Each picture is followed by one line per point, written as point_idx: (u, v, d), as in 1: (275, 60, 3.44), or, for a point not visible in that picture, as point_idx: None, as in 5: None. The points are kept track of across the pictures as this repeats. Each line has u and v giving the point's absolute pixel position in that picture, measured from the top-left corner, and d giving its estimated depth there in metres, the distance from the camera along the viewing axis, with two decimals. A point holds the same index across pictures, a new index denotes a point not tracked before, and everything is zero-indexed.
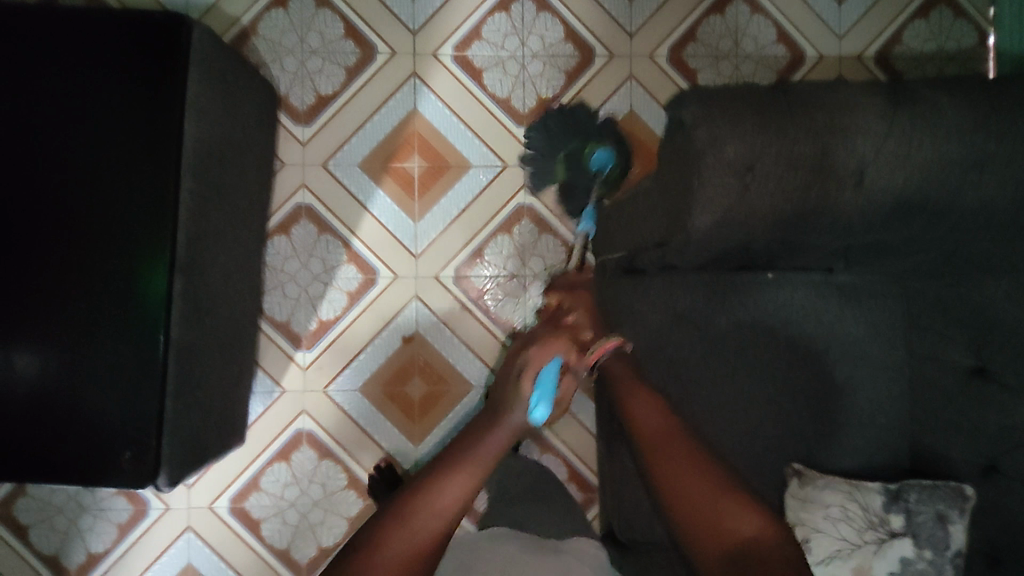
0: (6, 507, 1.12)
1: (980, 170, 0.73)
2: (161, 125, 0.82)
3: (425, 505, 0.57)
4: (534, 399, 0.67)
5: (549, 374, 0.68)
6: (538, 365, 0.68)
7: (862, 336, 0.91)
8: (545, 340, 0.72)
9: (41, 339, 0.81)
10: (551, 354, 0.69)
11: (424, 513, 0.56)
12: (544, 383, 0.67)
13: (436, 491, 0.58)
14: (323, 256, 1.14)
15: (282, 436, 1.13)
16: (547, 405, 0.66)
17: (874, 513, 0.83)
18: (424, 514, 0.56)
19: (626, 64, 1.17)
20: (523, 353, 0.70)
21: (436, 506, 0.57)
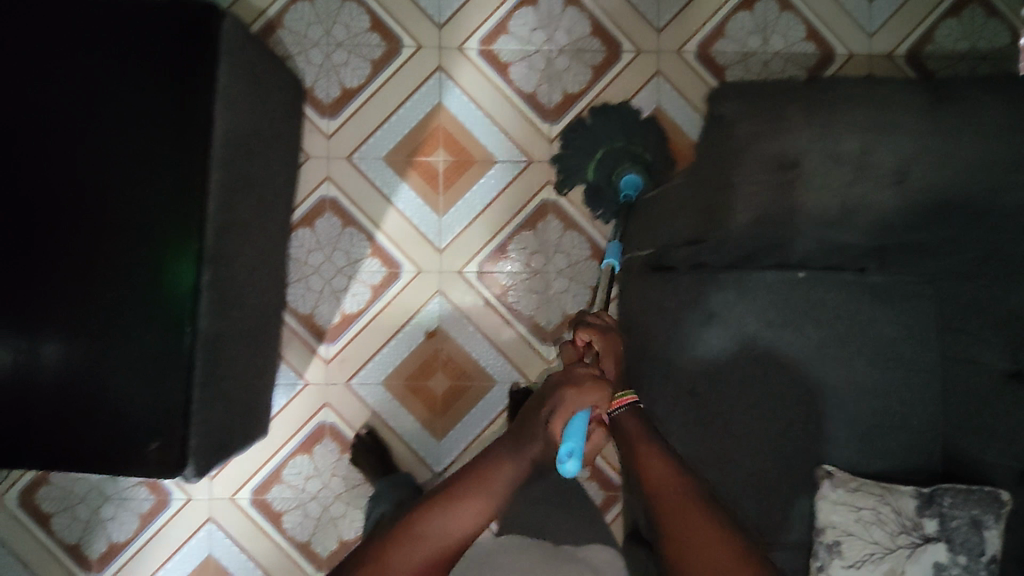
0: (29, 495, 1.13)
1: None
2: (191, 113, 0.81)
3: (430, 530, 0.59)
4: (564, 453, 0.65)
5: (579, 426, 0.67)
6: (568, 415, 0.67)
7: (896, 338, 0.89)
8: (580, 384, 0.70)
9: (70, 328, 0.81)
10: (582, 405, 0.68)
11: (429, 536, 0.58)
12: (575, 437, 0.66)
13: (441, 514, 0.60)
14: (347, 249, 1.14)
15: (304, 428, 1.13)
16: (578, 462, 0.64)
17: (908, 517, 0.82)
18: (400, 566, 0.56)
19: (654, 60, 1.16)
20: (555, 394, 0.69)
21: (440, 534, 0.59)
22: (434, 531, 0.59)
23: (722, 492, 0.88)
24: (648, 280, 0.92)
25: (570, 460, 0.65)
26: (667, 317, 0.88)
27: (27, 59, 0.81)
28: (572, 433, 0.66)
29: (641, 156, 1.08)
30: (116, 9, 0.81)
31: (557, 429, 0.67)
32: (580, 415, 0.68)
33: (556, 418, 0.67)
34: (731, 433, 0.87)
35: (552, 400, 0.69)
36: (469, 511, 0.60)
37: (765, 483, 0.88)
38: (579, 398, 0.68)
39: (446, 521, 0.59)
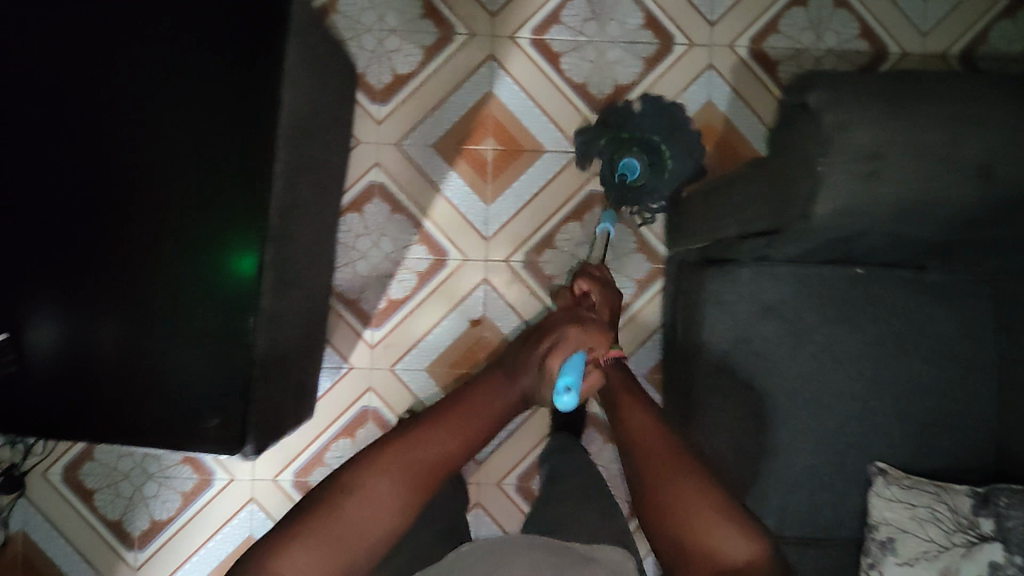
0: (73, 470, 1.14)
1: None
2: (258, 90, 0.81)
3: (402, 464, 0.57)
4: (562, 386, 0.64)
5: (575, 364, 0.65)
6: (569, 350, 0.65)
7: (954, 337, 0.88)
8: (580, 329, 0.68)
9: (135, 303, 0.82)
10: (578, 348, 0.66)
11: (388, 481, 0.57)
12: (571, 372, 0.65)
13: (399, 456, 0.58)
14: (394, 235, 1.14)
15: (348, 412, 1.14)
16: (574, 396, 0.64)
17: (963, 516, 0.82)
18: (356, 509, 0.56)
19: (706, 54, 1.16)
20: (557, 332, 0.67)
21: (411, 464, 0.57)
22: (405, 463, 0.57)
23: (773, 485, 0.88)
24: (703, 271, 0.91)
25: (564, 393, 0.64)
26: (724, 309, 0.88)
27: (103, 39, 0.82)
28: (569, 370, 0.65)
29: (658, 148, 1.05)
30: None
31: (553, 365, 0.64)
32: (575, 356, 0.66)
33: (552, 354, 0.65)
34: (784, 427, 0.87)
35: (554, 336, 0.67)
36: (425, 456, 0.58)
37: (817, 477, 0.88)
38: (577, 340, 0.67)
39: (421, 453, 0.58)
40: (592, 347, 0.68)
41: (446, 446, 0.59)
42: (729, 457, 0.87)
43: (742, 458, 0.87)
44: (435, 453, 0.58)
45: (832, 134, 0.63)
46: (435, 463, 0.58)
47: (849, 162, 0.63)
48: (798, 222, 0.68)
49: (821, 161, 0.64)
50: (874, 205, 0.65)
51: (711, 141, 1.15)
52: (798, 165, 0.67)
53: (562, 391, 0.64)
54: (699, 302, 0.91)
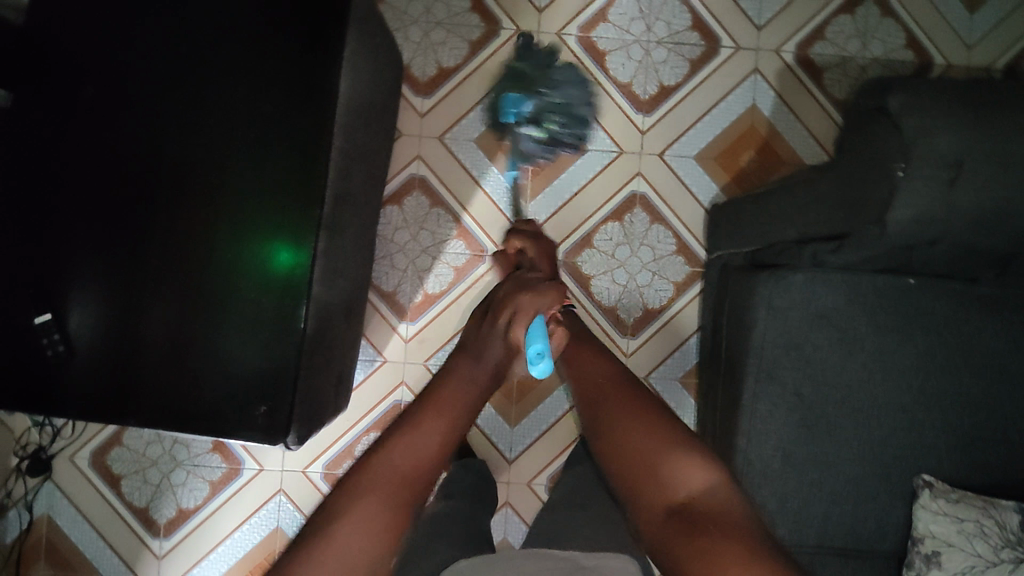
0: (101, 455, 1.13)
1: None
2: (319, 82, 0.82)
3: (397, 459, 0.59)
4: (533, 355, 0.72)
5: (537, 329, 0.73)
6: (528, 317, 0.73)
7: (1004, 351, 0.87)
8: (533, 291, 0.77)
9: (187, 288, 0.83)
10: (537, 309, 0.75)
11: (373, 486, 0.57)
12: (538, 339, 0.72)
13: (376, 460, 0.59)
14: (433, 229, 1.13)
15: (380, 406, 1.13)
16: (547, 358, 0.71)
17: (1012, 532, 0.81)
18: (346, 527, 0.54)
19: (752, 57, 1.15)
20: (513, 300, 0.75)
21: (405, 457, 0.59)
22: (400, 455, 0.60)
23: (818, 493, 0.87)
24: (753, 275, 0.90)
25: (537, 357, 0.72)
26: (775, 314, 0.86)
27: (168, 23, 0.83)
28: (533, 336, 0.73)
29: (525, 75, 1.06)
30: None
31: (517, 334, 0.72)
32: (534, 319, 0.74)
33: (517, 325, 0.73)
34: (830, 436, 0.87)
35: (510, 306, 0.74)
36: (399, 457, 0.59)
37: (861, 488, 0.88)
38: (531, 304, 0.75)
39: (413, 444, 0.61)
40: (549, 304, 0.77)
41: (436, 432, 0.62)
42: (775, 464, 0.87)
43: (788, 465, 0.87)
44: (427, 441, 0.61)
45: (912, 139, 0.63)
46: (428, 450, 0.61)
47: (929, 169, 0.63)
48: (872, 228, 0.69)
49: (901, 167, 0.64)
50: (951, 214, 0.65)
51: (754, 145, 1.14)
52: (873, 170, 0.68)
53: (535, 355, 0.72)
54: (748, 307, 0.90)
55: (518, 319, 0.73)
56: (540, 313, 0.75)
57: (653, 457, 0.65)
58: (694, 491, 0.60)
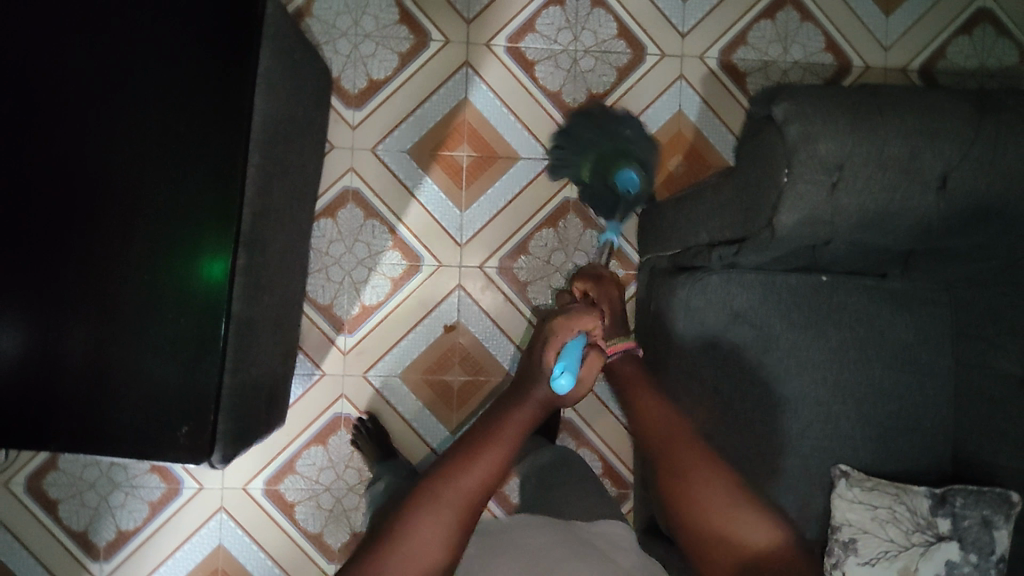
0: (37, 481, 1.12)
1: None
2: (234, 101, 0.83)
3: (454, 495, 0.57)
4: (556, 369, 0.65)
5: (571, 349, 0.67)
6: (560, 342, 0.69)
7: (911, 342, 0.91)
8: (573, 316, 0.74)
9: (104, 310, 0.82)
10: (574, 330, 0.71)
11: (445, 499, 0.57)
12: (566, 357, 0.66)
13: (452, 474, 0.58)
14: (368, 241, 1.14)
15: (320, 419, 1.13)
16: (571, 375, 0.64)
17: (922, 516, 0.85)
18: (422, 534, 0.56)
19: (677, 64, 1.17)
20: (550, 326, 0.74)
21: (459, 494, 0.57)
22: (456, 492, 0.58)
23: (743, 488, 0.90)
24: (674, 278, 0.92)
25: (560, 375, 0.65)
26: (692, 315, 0.89)
27: (78, 43, 0.82)
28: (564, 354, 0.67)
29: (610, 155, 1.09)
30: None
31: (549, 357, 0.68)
32: (572, 337, 0.71)
33: (547, 350, 0.69)
34: (750, 433, 0.89)
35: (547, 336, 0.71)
36: (475, 473, 0.58)
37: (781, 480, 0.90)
38: (569, 328, 0.71)
39: (469, 476, 0.58)
40: (589, 327, 0.74)
41: (485, 468, 0.59)
42: None
43: None
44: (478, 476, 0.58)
45: (797, 145, 0.65)
46: (494, 463, 0.59)
47: (811, 174, 0.66)
48: (765, 231, 0.71)
49: (786, 173, 0.66)
50: (836, 214, 0.68)
51: (682, 150, 1.17)
52: (766, 175, 0.70)
53: (558, 374, 0.65)
54: (669, 310, 0.92)
55: (548, 342, 0.69)
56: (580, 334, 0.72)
57: (710, 500, 0.68)
58: (758, 547, 0.64)
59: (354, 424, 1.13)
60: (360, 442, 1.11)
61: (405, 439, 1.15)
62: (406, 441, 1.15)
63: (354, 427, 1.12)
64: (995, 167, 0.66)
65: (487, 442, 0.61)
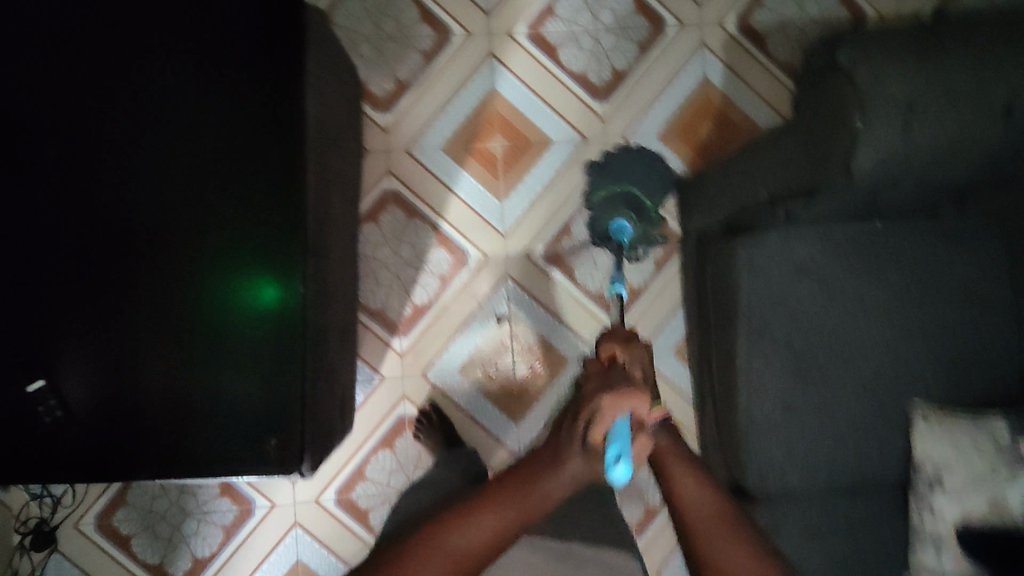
0: (107, 518, 1.10)
1: None
2: (287, 110, 0.83)
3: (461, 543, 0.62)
4: (612, 457, 0.63)
5: (624, 428, 0.65)
6: (611, 418, 0.64)
7: (971, 276, 0.92)
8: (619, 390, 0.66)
9: (180, 333, 0.82)
10: (624, 408, 0.64)
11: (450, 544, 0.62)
12: (620, 439, 0.64)
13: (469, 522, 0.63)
14: (413, 241, 1.14)
15: (384, 422, 1.13)
16: (628, 464, 0.63)
17: (1003, 443, 0.86)
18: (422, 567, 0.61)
19: (697, 32, 1.18)
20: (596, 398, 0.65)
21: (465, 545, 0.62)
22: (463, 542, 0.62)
23: (822, 438, 0.91)
24: (732, 241, 0.93)
25: (614, 463, 0.63)
26: (757, 275, 0.90)
27: (123, 68, 0.81)
28: (616, 436, 0.64)
29: (633, 198, 1.09)
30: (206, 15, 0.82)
31: (596, 435, 0.63)
32: (622, 416, 0.65)
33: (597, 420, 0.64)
34: (824, 383, 0.91)
35: (590, 408, 0.64)
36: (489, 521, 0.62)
37: (861, 426, 0.91)
38: (618, 402, 0.65)
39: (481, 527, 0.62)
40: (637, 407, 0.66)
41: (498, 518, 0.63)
42: (777, 414, 0.91)
43: (788, 414, 0.91)
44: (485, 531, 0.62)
45: (868, 88, 0.66)
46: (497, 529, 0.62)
47: (886, 114, 0.67)
48: (839, 176, 0.72)
49: (860, 117, 0.67)
50: (912, 151, 0.69)
51: (711, 116, 1.18)
52: (836, 122, 0.71)
53: (613, 461, 0.63)
54: (731, 273, 0.93)
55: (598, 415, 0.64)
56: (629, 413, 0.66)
57: None
58: None
59: (416, 421, 1.13)
60: (423, 434, 1.11)
61: (468, 430, 1.15)
62: (470, 434, 1.15)
63: (417, 424, 1.13)
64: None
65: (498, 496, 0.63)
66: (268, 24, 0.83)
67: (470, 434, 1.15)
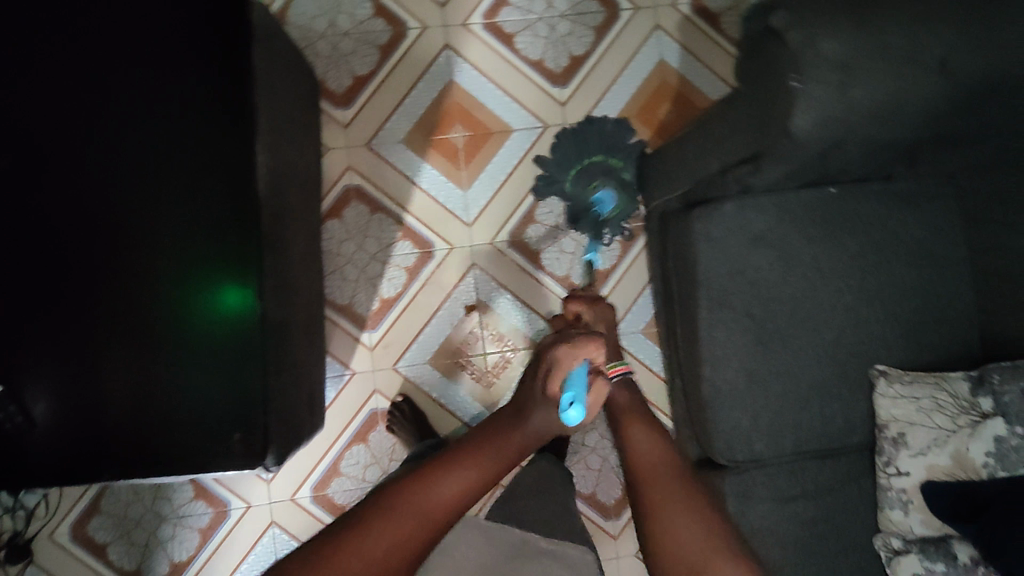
0: (81, 528, 1.10)
1: None
2: (238, 105, 0.84)
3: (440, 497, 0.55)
4: (566, 401, 0.58)
5: (581, 376, 0.62)
6: (567, 367, 0.62)
7: (926, 238, 0.93)
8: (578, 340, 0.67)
9: (137, 332, 0.82)
10: (580, 357, 0.63)
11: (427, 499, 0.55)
12: (576, 385, 0.60)
13: (444, 476, 0.57)
14: (377, 235, 1.15)
15: (357, 417, 1.14)
16: (582, 408, 0.58)
17: (963, 398, 0.88)
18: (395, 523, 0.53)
19: (651, 15, 1.20)
20: (553, 351, 0.66)
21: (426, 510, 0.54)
22: (423, 509, 0.54)
23: (786, 404, 0.92)
24: (689, 214, 0.94)
25: (571, 408, 0.58)
26: (714, 246, 0.91)
27: (69, 69, 0.81)
28: (572, 383, 0.60)
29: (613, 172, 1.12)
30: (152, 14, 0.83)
31: (555, 388, 0.62)
32: (579, 365, 0.63)
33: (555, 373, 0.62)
34: (786, 350, 0.92)
35: (548, 360, 0.64)
36: (469, 473, 0.57)
37: (824, 391, 0.92)
38: (575, 352, 0.64)
39: (463, 479, 0.57)
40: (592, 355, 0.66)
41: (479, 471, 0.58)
42: (740, 384, 0.92)
43: (752, 382, 0.92)
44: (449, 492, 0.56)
45: (801, 50, 0.68)
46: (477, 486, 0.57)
47: (820, 74, 0.68)
48: (781, 140, 0.74)
49: (795, 78, 0.69)
50: (849, 110, 0.71)
51: (669, 97, 1.19)
52: (773, 86, 0.72)
53: (568, 406, 0.58)
54: (689, 246, 0.94)
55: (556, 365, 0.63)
56: (586, 360, 0.64)
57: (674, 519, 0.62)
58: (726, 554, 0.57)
59: (388, 414, 1.13)
60: (396, 427, 1.11)
61: (442, 421, 1.15)
62: (443, 424, 1.15)
63: (389, 417, 1.13)
64: (992, 42, 0.69)
65: (459, 456, 0.59)
66: (215, 21, 0.84)
67: (444, 424, 1.15)
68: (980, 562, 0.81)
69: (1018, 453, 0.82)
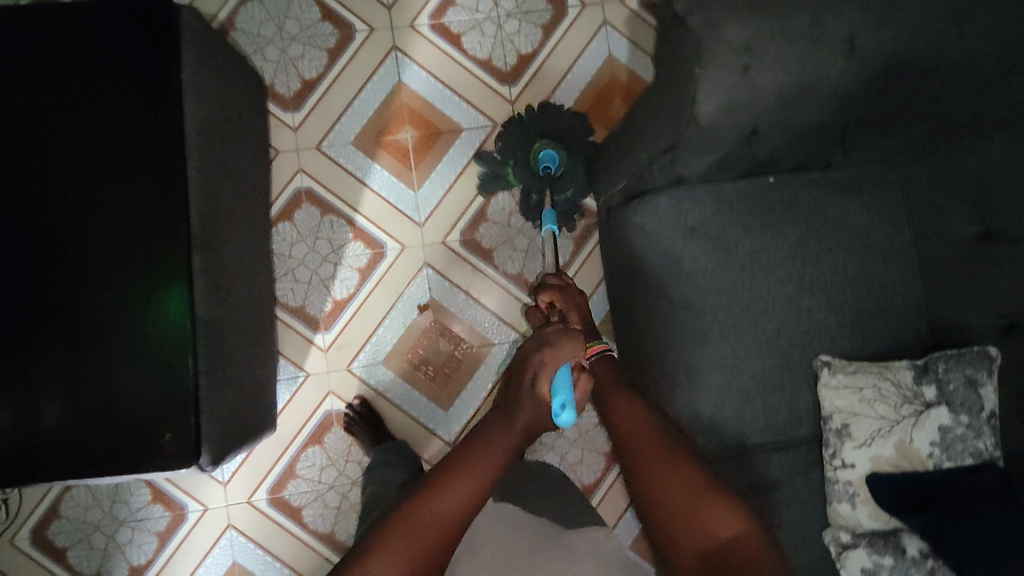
0: (40, 533, 1.11)
1: (961, 24, 0.72)
2: (165, 108, 0.85)
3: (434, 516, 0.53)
4: (558, 406, 0.64)
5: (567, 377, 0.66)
6: (552, 372, 0.66)
7: (869, 225, 0.91)
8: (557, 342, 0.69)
9: (69, 334, 0.82)
10: (563, 361, 0.67)
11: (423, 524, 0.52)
12: (564, 389, 0.65)
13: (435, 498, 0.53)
14: (329, 236, 1.15)
15: (312, 419, 1.14)
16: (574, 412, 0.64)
17: (907, 388, 0.85)
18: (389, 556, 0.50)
19: (599, 11, 1.19)
20: (534, 354, 0.68)
21: (419, 547, 0.51)
22: (422, 535, 0.52)
23: (728, 396, 0.91)
24: (625, 207, 0.93)
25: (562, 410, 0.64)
26: (650, 238, 0.90)
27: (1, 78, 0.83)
28: (559, 387, 0.65)
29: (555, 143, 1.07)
30: (82, 22, 0.85)
31: (543, 387, 0.66)
32: (562, 370, 0.67)
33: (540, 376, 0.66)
34: (726, 342, 0.90)
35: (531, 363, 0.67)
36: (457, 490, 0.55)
37: (767, 382, 0.91)
38: (558, 355, 0.68)
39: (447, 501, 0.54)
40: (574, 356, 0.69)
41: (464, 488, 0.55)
42: (680, 378, 0.90)
43: (692, 375, 0.90)
44: (446, 512, 0.53)
45: (702, 34, 0.68)
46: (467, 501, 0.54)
47: (721, 58, 0.68)
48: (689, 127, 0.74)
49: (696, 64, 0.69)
50: (755, 93, 0.72)
51: (618, 92, 1.19)
52: (681, 72, 0.72)
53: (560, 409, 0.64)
54: (626, 238, 0.93)
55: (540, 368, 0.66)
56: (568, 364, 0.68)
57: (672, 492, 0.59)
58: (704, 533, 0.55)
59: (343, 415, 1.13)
60: (352, 430, 1.12)
61: (397, 422, 1.15)
62: (399, 426, 1.15)
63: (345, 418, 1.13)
64: (894, 21, 0.70)
65: (443, 479, 0.55)
66: (144, 27, 0.85)
67: (401, 426, 1.15)
68: (929, 554, 0.81)
69: (963, 442, 0.82)
